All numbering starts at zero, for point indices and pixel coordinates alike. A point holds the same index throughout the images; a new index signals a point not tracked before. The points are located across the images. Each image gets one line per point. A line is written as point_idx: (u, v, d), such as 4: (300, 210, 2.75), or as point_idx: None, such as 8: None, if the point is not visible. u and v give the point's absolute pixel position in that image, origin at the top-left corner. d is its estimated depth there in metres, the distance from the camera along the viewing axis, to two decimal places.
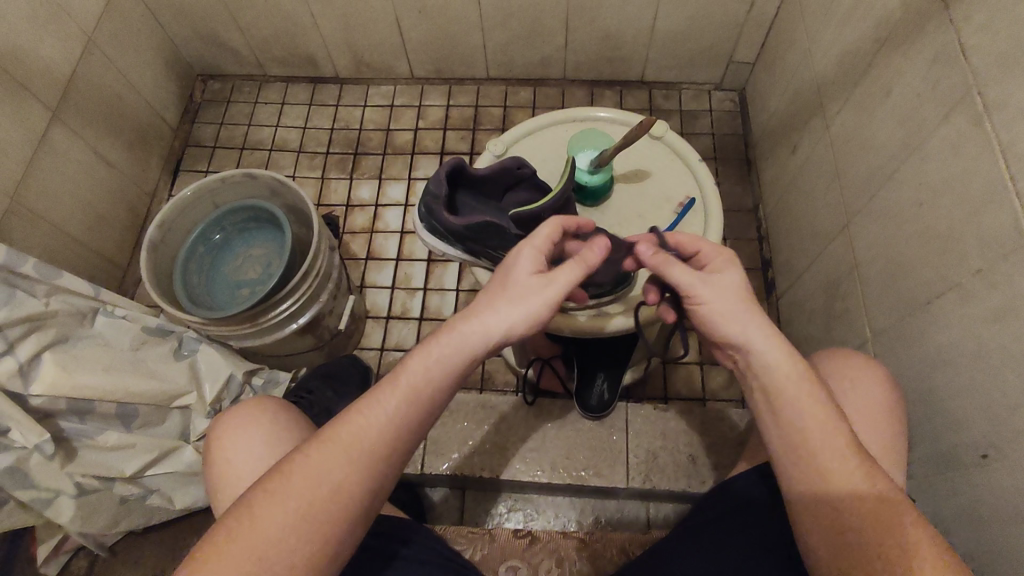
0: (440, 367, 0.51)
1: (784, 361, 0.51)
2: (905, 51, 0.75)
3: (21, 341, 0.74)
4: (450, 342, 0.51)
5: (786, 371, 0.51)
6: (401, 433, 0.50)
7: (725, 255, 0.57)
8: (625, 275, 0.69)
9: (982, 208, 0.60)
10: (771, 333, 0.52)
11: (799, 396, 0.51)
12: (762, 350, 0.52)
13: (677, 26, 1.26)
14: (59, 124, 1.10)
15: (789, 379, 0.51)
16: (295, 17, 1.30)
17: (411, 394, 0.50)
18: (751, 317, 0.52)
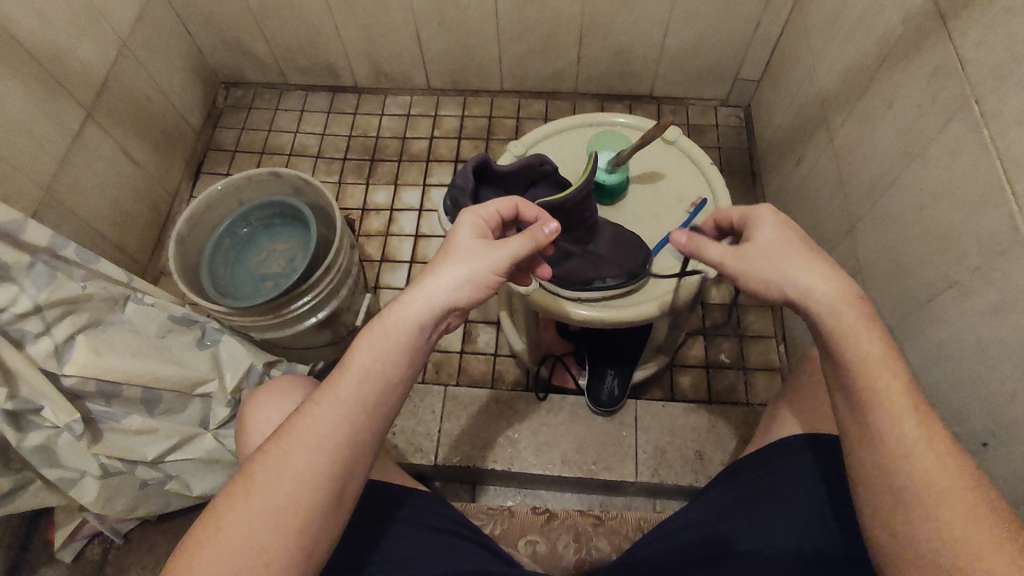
0: (387, 347, 0.52)
1: (842, 311, 0.50)
2: (905, 64, 0.79)
3: (57, 324, 0.77)
4: (398, 324, 0.53)
5: (846, 325, 0.49)
6: (365, 412, 0.51)
7: (760, 217, 0.56)
8: (639, 269, 0.72)
9: (980, 208, 0.64)
10: (824, 283, 0.50)
11: (868, 351, 0.48)
12: (821, 305, 0.50)
13: (686, 43, 1.31)
14: (92, 122, 1.14)
15: (853, 335, 0.49)
16: (319, 27, 1.35)
17: (361, 380, 0.52)
18: (796, 273, 0.51)
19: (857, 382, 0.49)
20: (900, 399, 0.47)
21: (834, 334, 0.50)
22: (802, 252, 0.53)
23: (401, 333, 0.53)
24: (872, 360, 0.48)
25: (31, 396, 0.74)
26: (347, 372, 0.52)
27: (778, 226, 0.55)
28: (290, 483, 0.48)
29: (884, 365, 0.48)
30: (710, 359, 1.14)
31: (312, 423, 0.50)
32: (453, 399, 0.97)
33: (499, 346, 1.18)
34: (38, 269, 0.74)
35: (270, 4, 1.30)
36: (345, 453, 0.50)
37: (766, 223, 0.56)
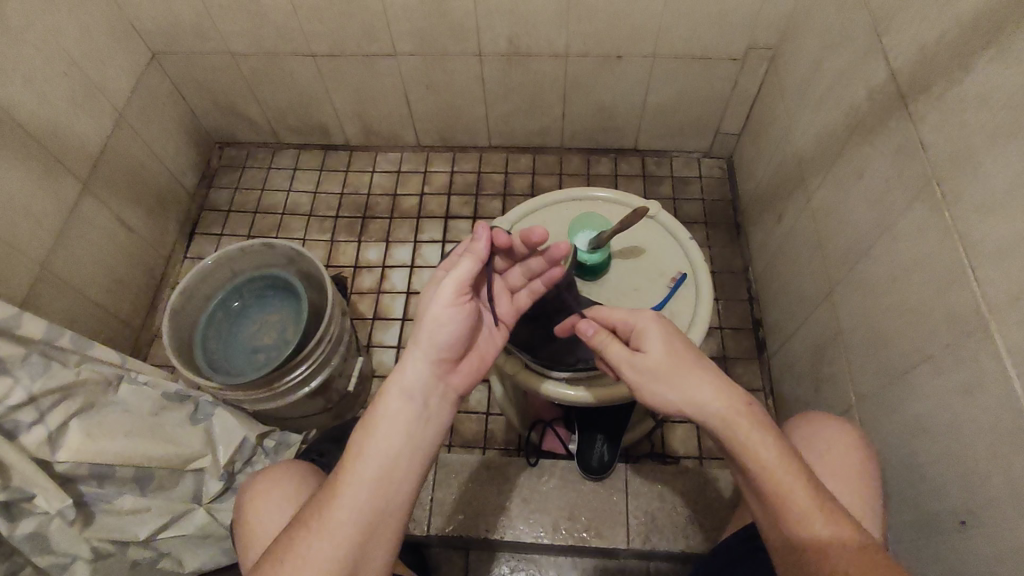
0: (393, 409, 0.57)
1: (719, 405, 0.56)
2: (873, 138, 0.82)
3: (50, 411, 0.79)
4: (398, 394, 0.57)
5: (722, 415, 0.56)
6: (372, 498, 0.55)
7: (641, 322, 0.62)
8: None
9: (947, 287, 0.66)
10: (701, 381, 0.57)
11: (750, 439, 0.55)
12: (699, 403, 0.57)
13: (667, 101, 1.35)
14: (88, 194, 1.16)
15: (727, 421, 0.56)
16: (310, 91, 1.39)
17: (378, 443, 0.56)
18: (676, 377, 0.58)
19: (744, 461, 0.55)
20: (780, 465, 0.54)
21: (718, 425, 0.56)
22: (682, 358, 0.59)
23: (403, 398, 0.57)
24: (753, 437, 0.55)
25: (24, 484, 0.74)
26: (364, 438, 0.56)
27: (660, 336, 0.60)
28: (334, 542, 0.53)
29: (766, 440, 0.55)
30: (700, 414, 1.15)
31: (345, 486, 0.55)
32: (445, 467, 0.97)
33: (491, 404, 1.19)
34: (32, 359, 0.77)
35: (262, 72, 1.34)
36: (378, 501, 0.55)
37: (647, 328, 0.61)
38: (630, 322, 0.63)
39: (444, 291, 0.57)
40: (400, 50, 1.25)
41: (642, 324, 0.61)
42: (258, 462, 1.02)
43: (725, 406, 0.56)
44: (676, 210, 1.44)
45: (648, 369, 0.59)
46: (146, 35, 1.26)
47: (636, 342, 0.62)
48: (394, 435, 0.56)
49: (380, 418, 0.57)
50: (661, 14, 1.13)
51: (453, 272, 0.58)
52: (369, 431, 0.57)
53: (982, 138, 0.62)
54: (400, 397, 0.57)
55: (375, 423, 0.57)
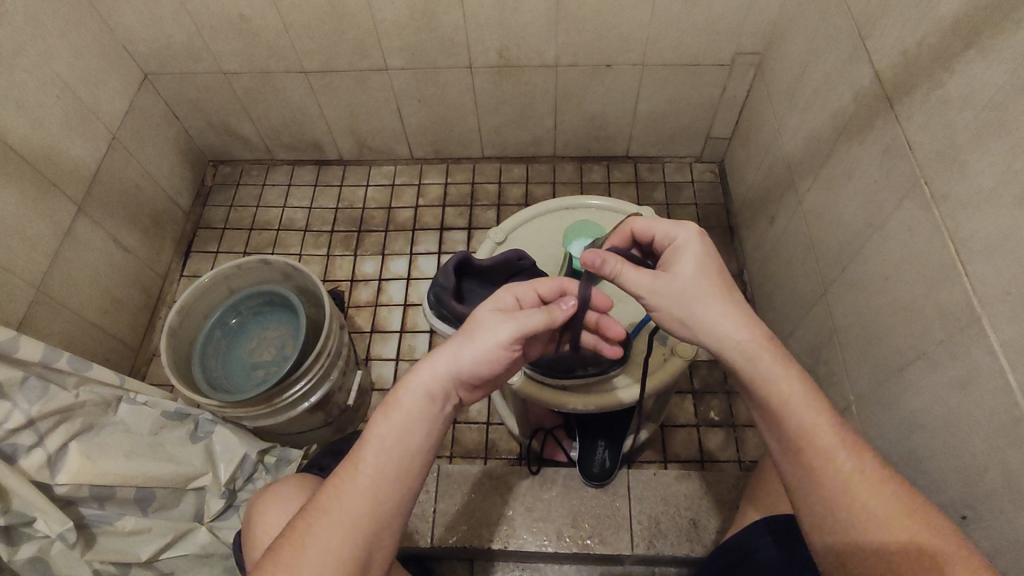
0: (416, 419, 0.56)
1: (740, 335, 0.54)
2: (861, 139, 0.84)
3: (49, 434, 0.79)
4: (422, 393, 0.56)
5: (738, 343, 0.54)
6: (383, 498, 0.54)
7: (681, 238, 0.60)
8: (622, 354, 0.78)
9: (939, 285, 0.67)
10: (729, 310, 0.55)
11: (769, 370, 0.53)
12: (722, 324, 0.55)
13: (657, 108, 1.36)
14: (83, 216, 1.17)
15: (746, 353, 0.54)
16: (303, 108, 1.39)
17: (394, 443, 0.55)
18: (702, 297, 0.56)
19: (766, 389, 0.53)
20: (813, 417, 0.52)
21: (737, 352, 0.54)
22: (712, 281, 0.57)
23: (426, 399, 0.56)
24: (776, 372, 0.53)
25: (24, 508, 0.73)
26: (381, 433, 0.55)
27: (696, 253, 0.58)
28: (341, 537, 0.52)
29: (790, 374, 0.53)
30: (700, 417, 1.16)
31: (356, 480, 0.54)
32: (447, 477, 0.97)
33: (492, 413, 1.19)
34: (30, 382, 0.77)
35: (254, 90, 1.35)
36: (387, 501, 0.54)
37: (687, 244, 0.59)
38: (671, 237, 0.61)
39: (505, 331, 0.56)
40: (391, 64, 1.26)
41: (683, 238, 0.59)
42: (259, 478, 1.00)
43: (751, 350, 0.54)
44: (669, 216, 1.45)
45: (670, 299, 0.57)
46: (139, 57, 1.27)
47: (670, 257, 0.60)
48: (412, 436, 0.55)
49: (399, 415, 0.55)
50: (647, 23, 1.15)
51: (522, 317, 0.58)
52: (385, 418, 0.56)
53: (967, 137, 0.63)
54: (428, 400, 0.56)
55: (392, 419, 0.55)
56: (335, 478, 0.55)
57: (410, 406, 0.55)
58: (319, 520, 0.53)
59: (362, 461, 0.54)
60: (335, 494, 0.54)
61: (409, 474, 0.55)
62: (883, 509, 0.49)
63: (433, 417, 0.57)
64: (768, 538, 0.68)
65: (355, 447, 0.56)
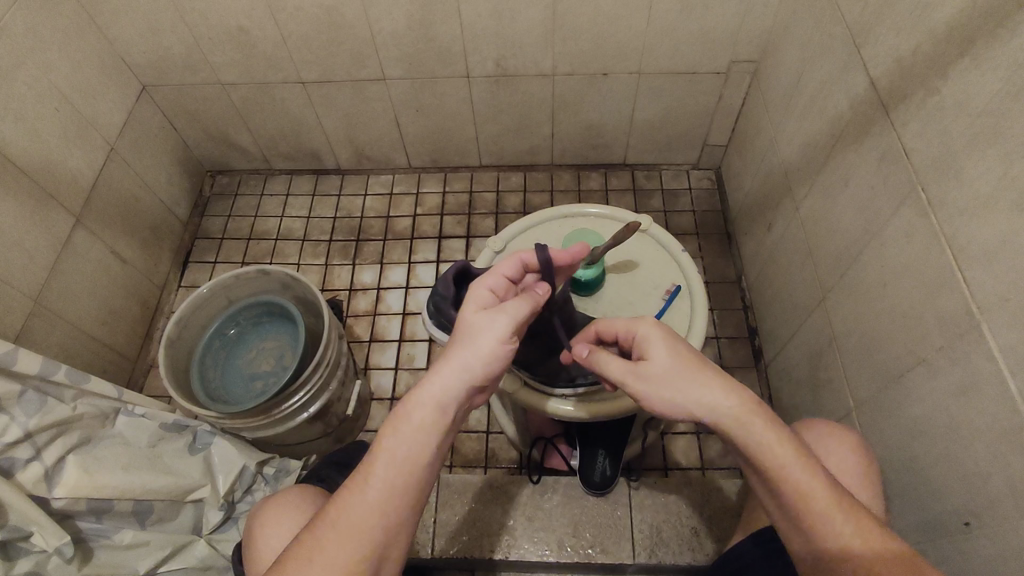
0: (426, 434, 0.55)
1: (732, 411, 0.54)
2: (858, 147, 0.84)
3: (47, 447, 0.79)
4: (433, 407, 0.54)
5: (730, 418, 0.54)
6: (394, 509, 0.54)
7: (642, 331, 0.60)
8: None
9: (937, 291, 0.67)
10: (711, 386, 0.55)
11: (770, 446, 0.53)
12: (714, 410, 0.54)
13: (654, 116, 1.37)
14: (81, 227, 1.17)
15: (744, 433, 0.53)
16: (301, 117, 1.40)
17: (405, 458, 0.54)
18: (684, 384, 0.55)
19: (776, 471, 0.52)
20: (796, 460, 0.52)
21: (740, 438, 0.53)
22: (690, 363, 0.56)
23: (437, 412, 0.55)
24: (775, 446, 0.52)
25: (20, 522, 0.73)
26: (391, 450, 0.54)
27: (663, 341, 0.58)
28: (350, 551, 0.52)
29: (789, 450, 0.52)
30: (700, 424, 1.15)
31: (365, 495, 0.53)
32: (447, 488, 0.97)
33: (492, 422, 1.19)
34: (28, 396, 0.77)
35: (252, 100, 1.35)
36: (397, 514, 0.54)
37: (650, 337, 0.59)
38: (633, 331, 0.61)
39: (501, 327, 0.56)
40: (389, 74, 1.27)
41: (643, 332, 0.59)
42: (258, 490, 0.98)
43: (745, 420, 0.53)
44: (667, 223, 1.45)
45: (655, 388, 0.56)
46: (136, 68, 1.27)
47: (640, 350, 0.60)
48: (422, 449, 0.54)
49: (409, 428, 0.54)
50: (643, 32, 1.16)
51: (508, 309, 0.58)
52: (394, 434, 0.54)
53: (962, 144, 0.63)
54: (437, 413, 0.55)
55: (401, 436, 0.54)
56: (345, 488, 0.54)
57: (421, 421, 0.55)
58: (329, 534, 0.53)
59: (372, 476, 0.54)
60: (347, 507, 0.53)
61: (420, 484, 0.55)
62: (846, 519, 0.50)
63: (442, 429, 0.55)
64: (770, 547, 0.68)
65: (364, 461, 0.55)
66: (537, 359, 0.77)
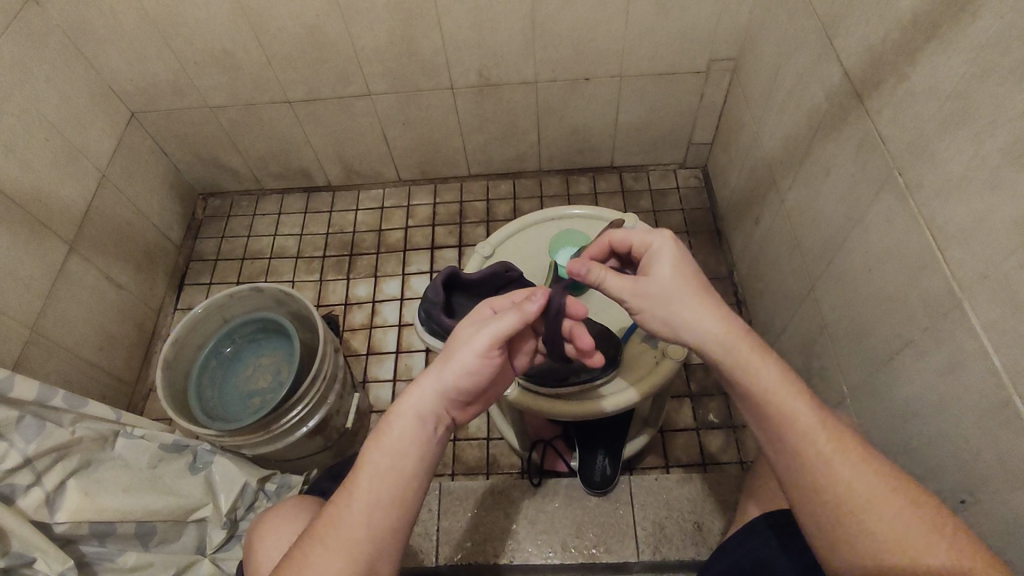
0: (408, 446, 0.56)
1: (718, 331, 0.56)
2: (835, 136, 0.85)
3: (46, 473, 0.79)
4: (412, 417, 0.56)
5: (718, 340, 0.56)
6: (378, 524, 0.54)
7: (655, 240, 0.60)
8: (615, 357, 0.79)
9: (919, 272, 0.68)
10: (703, 311, 0.57)
11: (746, 355, 0.55)
12: (697, 331, 0.56)
13: (637, 118, 1.39)
14: (75, 254, 1.17)
15: (727, 348, 0.55)
16: (289, 136, 1.41)
17: (386, 467, 0.55)
18: (680, 300, 0.57)
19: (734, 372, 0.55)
20: (788, 391, 0.54)
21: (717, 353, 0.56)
22: (690, 284, 0.58)
23: (416, 422, 0.57)
24: (753, 361, 0.54)
25: (23, 549, 0.73)
26: (373, 461, 0.55)
27: (673, 260, 0.59)
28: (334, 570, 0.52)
29: (768, 363, 0.54)
30: (699, 420, 1.16)
31: (350, 506, 0.54)
32: (449, 494, 0.97)
33: (491, 429, 1.19)
34: (26, 421, 0.78)
35: (241, 122, 1.36)
36: (379, 532, 0.54)
37: (660, 250, 0.60)
38: (646, 241, 0.61)
39: (478, 342, 0.56)
40: (374, 89, 1.28)
41: (658, 241, 0.60)
42: (260, 506, 0.98)
43: (730, 342, 0.55)
44: (657, 223, 1.46)
45: (650, 306, 0.58)
46: (124, 95, 1.29)
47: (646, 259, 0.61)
48: (400, 461, 0.56)
49: (390, 441, 0.56)
50: (622, 36, 1.18)
51: (491, 325, 0.58)
52: (377, 446, 0.56)
53: (933, 127, 0.65)
54: (416, 424, 0.56)
55: (383, 448, 0.56)
56: (333, 504, 0.55)
57: (404, 433, 0.56)
58: (315, 547, 0.53)
59: (355, 488, 0.55)
60: (332, 519, 0.54)
61: (403, 500, 0.55)
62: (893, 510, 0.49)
63: (424, 437, 0.57)
64: (772, 533, 0.68)
65: (349, 475, 0.56)
66: (528, 359, 0.77)
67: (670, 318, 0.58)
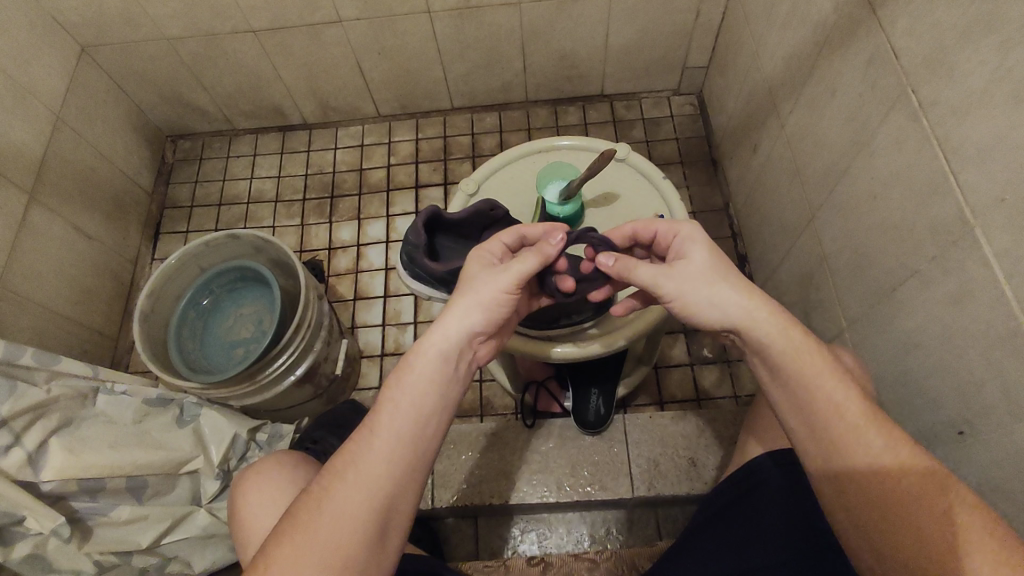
0: (430, 384, 0.53)
1: (767, 319, 0.52)
2: (841, 52, 0.79)
3: (26, 432, 0.76)
4: (435, 356, 0.54)
5: (774, 330, 0.52)
6: (400, 465, 0.51)
7: (686, 233, 0.58)
8: (605, 299, 0.76)
9: (928, 199, 0.64)
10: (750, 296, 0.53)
11: (807, 362, 0.51)
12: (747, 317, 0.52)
13: (629, 41, 1.30)
14: (37, 204, 1.11)
15: (780, 343, 0.51)
16: (258, 70, 1.32)
17: (410, 406, 0.52)
18: (718, 281, 0.54)
19: (770, 352, 0.52)
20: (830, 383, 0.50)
21: (748, 328, 0.52)
22: (726, 268, 0.55)
23: (441, 362, 0.54)
24: (811, 361, 0.51)
25: (11, 509, 0.71)
26: (395, 399, 0.53)
27: (703, 245, 0.56)
28: (349, 522, 0.49)
29: (820, 363, 0.51)
30: (693, 355, 1.15)
31: (371, 445, 0.51)
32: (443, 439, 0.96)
33: (483, 371, 1.18)
34: None
35: (203, 55, 1.27)
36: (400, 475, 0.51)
37: (693, 238, 0.57)
38: (675, 231, 0.59)
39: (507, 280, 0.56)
40: (345, 16, 1.19)
41: (688, 232, 0.58)
42: (252, 456, 0.98)
43: (787, 332, 0.51)
44: (650, 153, 1.40)
45: (683, 299, 0.55)
46: (73, 28, 1.19)
47: (678, 250, 0.58)
48: (425, 401, 0.53)
49: (412, 380, 0.53)
50: None
51: (516, 264, 0.57)
52: (398, 387, 0.53)
53: (954, 38, 0.59)
54: (441, 362, 0.54)
55: (405, 386, 0.53)
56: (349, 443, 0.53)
57: (426, 373, 0.54)
58: (335, 486, 0.50)
59: (377, 426, 0.52)
60: (351, 459, 0.51)
61: (424, 442, 0.53)
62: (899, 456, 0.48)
63: (449, 376, 0.55)
64: (766, 470, 0.67)
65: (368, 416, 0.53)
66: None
67: (706, 309, 0.54)
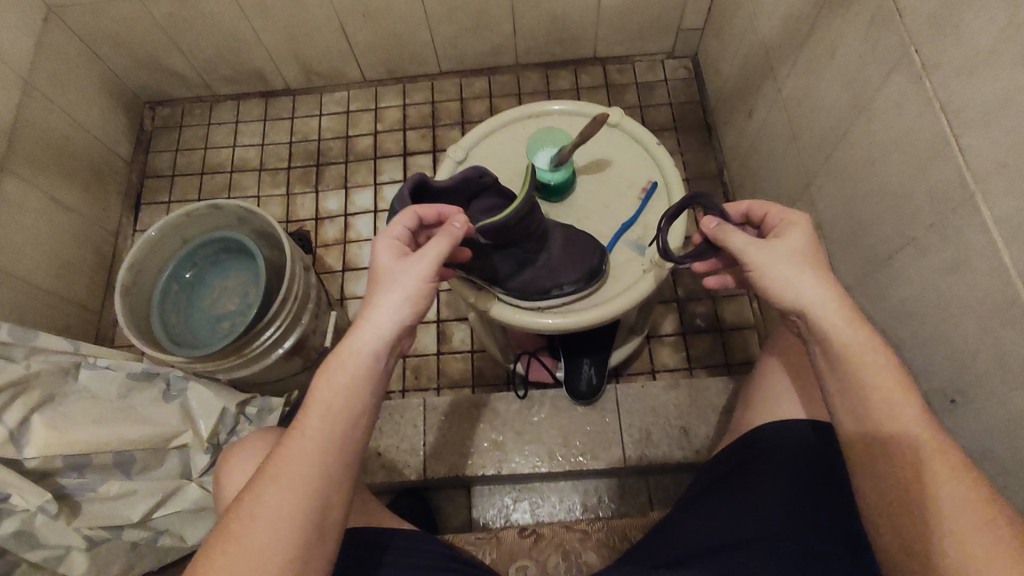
0: (357, 379, 0.53)
1: (836, 312, 0.53)
2: (843, 11, 0.76)
3: (7, 409, 0.75)
4: (361, 350, 0.53)
5: (839, 319, 0.53)
6: (332, 462, 0.51)
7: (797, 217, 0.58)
8: (599, 269, 0.74)
9: (928, 164, 0.62)
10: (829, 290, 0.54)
11: (864, 351, 0.52)
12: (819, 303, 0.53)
13: (622, 2, 1.25)
14: (10, 175, 1.07)
15: (844, 331, 0.52)
16: (237, 33, 1.26)
17: (339, 403, 0.52)
18: (810, 267, 0.54)
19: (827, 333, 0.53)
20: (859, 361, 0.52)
21: (812, 309, 0.53)
22: (819, 260, 0.55)
23: (368, 355, 0.53)
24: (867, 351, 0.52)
25: None
26: (322, 397, 0.52)
27: (807, 232, 0.56)
28: (287, 527, 0.48)
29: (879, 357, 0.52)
30: (686, 324, 1.14)
31: (302, 446, 0.51)
32: (434, 410, 0.95)
33: (475, 342, 1.17)
34: None
35: (178, 16, 1.21)
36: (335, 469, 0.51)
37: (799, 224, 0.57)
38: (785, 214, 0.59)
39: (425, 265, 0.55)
40: None
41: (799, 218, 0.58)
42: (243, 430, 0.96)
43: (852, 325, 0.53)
44: (643, 119, 1.37)
45: (765, 271, 0.55)
46: None
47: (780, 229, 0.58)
48: (353, 396, 0.52)
49: (337, 377, 0.52)
50: None
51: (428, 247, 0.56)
52: (323, 386, 0.52)
53: None
54: (366, 355, 0.53)
55: (331, 384, 0.52)
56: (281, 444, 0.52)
57: (351, 368, 0.53)
58: (268, 490, 0.49)
59: (306, 425, 0.51)
60: (283, 462, 0.50)
61: (356, 435, 0.53)
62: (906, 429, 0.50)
63: (376, 367, 0.54)
64: (759, 440, 0.67)
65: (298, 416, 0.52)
66: (508, 273, 0.73)
67: (784, 289, 0.55)
